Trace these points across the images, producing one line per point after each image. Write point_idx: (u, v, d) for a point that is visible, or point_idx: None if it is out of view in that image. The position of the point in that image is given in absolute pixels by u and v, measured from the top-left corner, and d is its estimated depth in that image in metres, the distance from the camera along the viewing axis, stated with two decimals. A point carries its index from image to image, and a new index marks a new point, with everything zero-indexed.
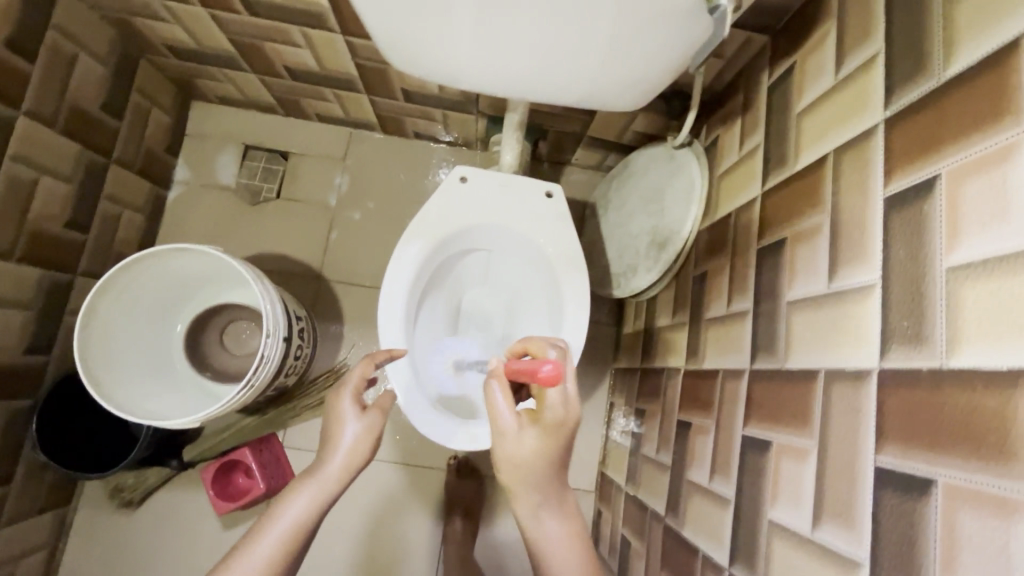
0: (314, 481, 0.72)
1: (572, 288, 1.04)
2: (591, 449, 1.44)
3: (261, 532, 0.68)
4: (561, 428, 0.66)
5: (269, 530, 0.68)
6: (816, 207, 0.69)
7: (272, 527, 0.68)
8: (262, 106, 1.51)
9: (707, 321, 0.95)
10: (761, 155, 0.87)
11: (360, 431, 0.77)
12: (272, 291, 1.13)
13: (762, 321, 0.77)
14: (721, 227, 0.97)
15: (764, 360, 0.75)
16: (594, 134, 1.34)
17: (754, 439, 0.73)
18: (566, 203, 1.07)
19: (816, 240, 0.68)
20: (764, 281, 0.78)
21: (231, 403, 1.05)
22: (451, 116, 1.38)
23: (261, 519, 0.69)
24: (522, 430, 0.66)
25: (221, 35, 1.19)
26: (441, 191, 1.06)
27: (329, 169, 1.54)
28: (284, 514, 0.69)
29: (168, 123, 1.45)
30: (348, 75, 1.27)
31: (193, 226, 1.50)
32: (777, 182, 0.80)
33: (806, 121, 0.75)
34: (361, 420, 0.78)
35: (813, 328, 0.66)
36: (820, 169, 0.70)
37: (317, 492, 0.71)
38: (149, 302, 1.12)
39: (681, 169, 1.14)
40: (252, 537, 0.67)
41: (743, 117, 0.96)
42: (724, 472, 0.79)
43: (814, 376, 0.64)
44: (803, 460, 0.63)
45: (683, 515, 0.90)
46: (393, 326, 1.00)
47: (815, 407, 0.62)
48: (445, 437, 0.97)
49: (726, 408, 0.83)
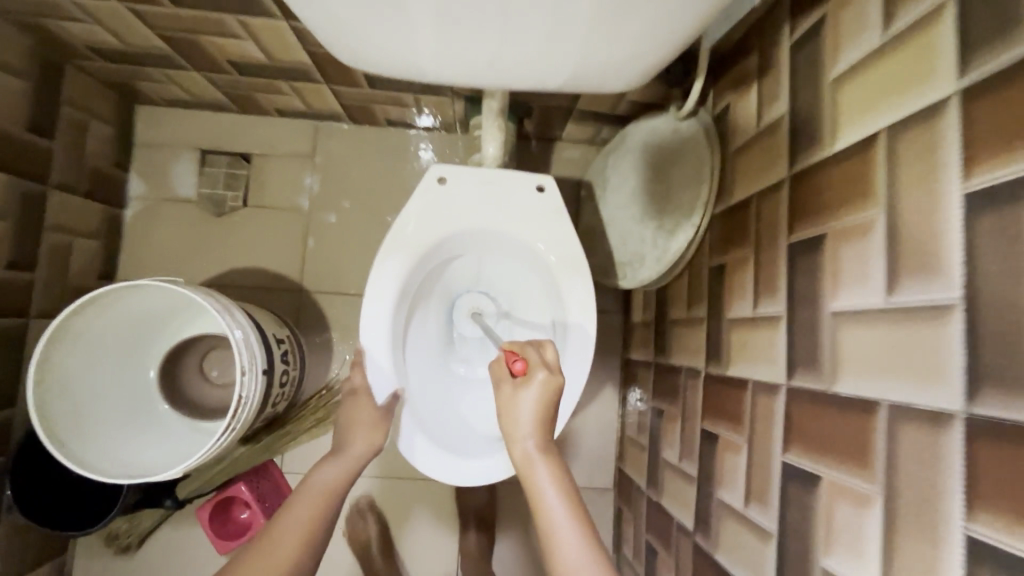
0: (336, 457, 0.82)
1: (575, 294, 0.93)
2: (606, 445, 1.36)
3: (297, 498, 0.76)
4: (544, 383, 0.73)
5: (303, 499, 0.75)
6: (865, 200, 0.57)
7: (306, 496, 0.76)
8: (215, 105, 1.36)
9: (730, 322, 0.85)
10: (787, 130, 0.73)
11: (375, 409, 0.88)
12: (244, 320, 1.03)
13: (800, 332, 0.66)
14: (740, 213, 0.85)
15: (805, 379, 0.64)
16: (586, 108, 1.19)
17: (799, 471, 0.64)
18: (559, 196, 0.95)
19: (868, 243, 0.56)
20: (800, 283, 0.67)
21: (213, 450, 0.96)
22: (424, 100, 1.23)
23: (296, 490, 0.77)
24: (518, 386, 0.74)
25: (149, 31, 1.03)
26: (417, 197, 0.93)
27: (297, 168, 1.40)
28: (312, 483, 0.78)
29: (112, 135, 1.30)
30: (301, 65, 1.12)
31: (156, 246, 1.37)
32: (810, 164, 0.67)
33: (847, 90, 0.62)
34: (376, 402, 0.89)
35: (869, 349, 0.55)
36: (869, 152, 0.57)
37: (341, 465, 0.81)
38: (111, 345, 1.02)
39: (688, 144, 1.01)
40: (289, 505, 0.75)
41: (760, 83, 0.82)
42: (763, 500, 0.71)
43: (875, 409, 0.53)
44: (865, 508, 0.53)
45: (715, 537, 0.82)
46: (382, 355, 0.90)
47: (877, 447, 0.52)
48: (447, 475, 0.89)
49: (761, 425, 0.73)
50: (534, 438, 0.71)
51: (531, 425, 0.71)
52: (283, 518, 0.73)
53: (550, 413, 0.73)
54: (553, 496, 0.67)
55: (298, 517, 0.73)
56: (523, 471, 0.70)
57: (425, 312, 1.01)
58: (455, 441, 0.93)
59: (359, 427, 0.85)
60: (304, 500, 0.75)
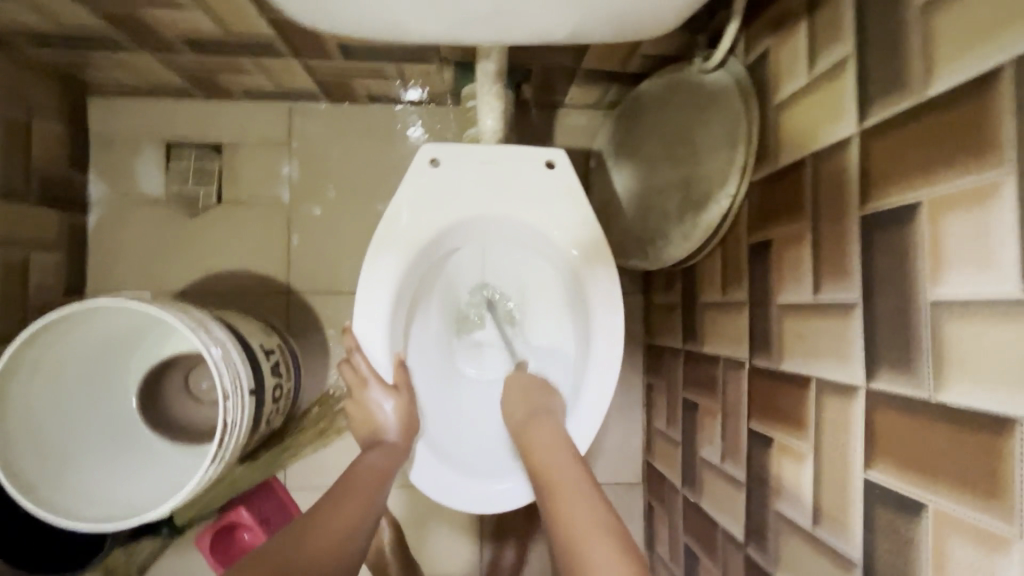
0: (377, 444, 0.77)
1: (598, 286, 0.81)
2: (632, 438, 1.26)
3: (343, 487, 0.71)
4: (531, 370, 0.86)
5: (350, 489, 0.70)
6: (982, 159, 0.44)
7: (353, 484, 0.71)
8: (174, 91, 1.21)
9: (782, 309, 0.73)
10: (854, 74, 0.60)
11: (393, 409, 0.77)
12: (224, 336, 0.91)
13: (882, 322, 0.54)
14: (789, 180, 0.72)
15: (893, 381, 0.53)
16: (593, 66, 1.04)
17: (891, 493, 0.53)
18: (573, 172, 0.82)
19: (987, 215, 0.44)
20: (882, 265, 0.55)
21: (201, 484, 0.85)
22: (408, 69, 1.08)
23: (341, 479, 0.73)
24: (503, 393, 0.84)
25: (81, 7, 0.88)
26: (407, 183, 0.80)
27: (273, 157, 1.26)
28: (357, 469, 0.74)
29: (62, 132, 1.16)
30: (264, 37, 0.97)
31: (125, 253, 1.24)
32: (891, 116, 0.54)
33: (947, 15, 0.48)
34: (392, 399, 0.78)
35: (995, 352, 0.43)
36: (987, 96, 0.44)
37: (385, 451, 0.76)
38: (78, 372, 0.91)
39: (718, 100, 0.87)
40: (336, 495, 0.69)
41: (811, 20, 0.68)
42: (839, 521, 0.60)
43: (1008, 429, 0.42)
44: (997, 551, 0.42)
45: (774, 553, 0.72)
46: (381, 370, 0.79)
47: (1013, 477, 0.41)
48: (467, 502, 0.79)
49: (832, 433, 0.61)
50: (527, 410, 0.79)
51: (524, 399, 0.81)
52: (330, 507, 0.67)
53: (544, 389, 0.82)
54: (584, 485, 0.66)
55: (357, 488, 0.70)
56: (520, 435, 0.76)
57: (427, 314, 0.89)
58: (472, 462, 0.83)
59: (388, 413, 0.77)
60: (351, 488, 0.70)
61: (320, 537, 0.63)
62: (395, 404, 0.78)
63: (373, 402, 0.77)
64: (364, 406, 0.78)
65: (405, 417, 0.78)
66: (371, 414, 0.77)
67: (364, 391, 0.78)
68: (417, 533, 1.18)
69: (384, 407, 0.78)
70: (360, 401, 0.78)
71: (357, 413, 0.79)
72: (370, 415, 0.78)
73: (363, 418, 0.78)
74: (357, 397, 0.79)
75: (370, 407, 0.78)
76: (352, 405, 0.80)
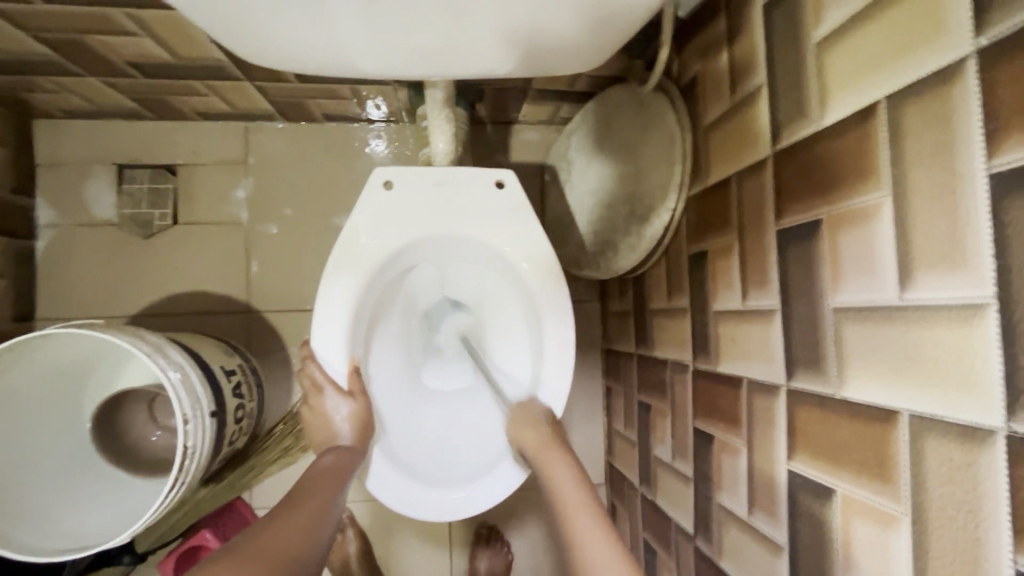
0: (332, 448, 0.78)
1: (549, 298, 0.85)
2: (594, 441, 1.30)
3: (301, 489, 0.69)
4: (556, 432, 0.78)
5: (311, 490, 0.69)
6: (866, 182, 0.50)
7: (313, 485, 0.70)
8: (123, 112, 1.20)
9: (717, 315, 0.78)
10: (767, 102, 0.66)
11: (348, 415, 0.79)
12: (179, 358, 0.91)
13: (797, 328, 0.60)
14: (718, 194, 0.79)
15: (808, 380, 0.58)
16: (543, 87, 1.09)
17: (812, 482, 0.58)
18: (521, 190, 0.86)
19: (873, 232, 0.49)
20: (793, 276, 0.61)
21: (158, 512, 0.84)
22: (363, 89, 1.10)
23: (297, 482, 0.71)
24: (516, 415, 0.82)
25: (24, 34, 0.88)
26: (362, 203, 0.83)
27: (229, 175, 1.26)
28: (315, 472, 0.73)
29: (7, 157, 1.13)
30: (215, 61, 0.98)
31: (78, 278, 1.22)
32: (795, 142, 0.60)
33: (836, 55, 0.55)
34: (347, 409, 0.80)
35: (881, 352, 0.49)
36: (869, 126, 0.50)
37: (340, 454, 0.77)
38: (30, 405, 0.89)
39: (656, 121, 0.93)
40: (294, 498, 0.67)
41: (731, 51, 0.75)
42: (770, 508, 0.65)
43: (895, 418, 0.47)
44: (892, 529, 0.48)
45: (718, 543, 0.77)
46: (338, 378, 0.80)
47: (901, 460, 0.47)
48: (428, 512, 0.81)
49: (759, 426, 0.67)
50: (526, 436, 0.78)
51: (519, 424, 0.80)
52: (292, 508, 0.65)
53: (571, 458, 0.74)
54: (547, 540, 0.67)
55: (315, 487, 0.70)
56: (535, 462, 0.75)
57: (388, 326, 0.92)
58: (432, 473, 0.85)
59: (342, 419, 0.79)
60: (309, 489, 0.69)
61: (283, 535, 0.60)
62: (352, 410, 0.80)
63: (328, 408, 0.79)
64: (322, 414, 0.80)
65: (361, 425, 0.80)
66: (330, 423, 0.79)
67: (322, 400, 0.80)
68: (385, 544, 1.19)
69: (341, 414, 0.79)
70: (318, 410, 0.80)
71: (313, 420, 0.80)
72: (327, 422, 0.80)
73: (319, 425, 0.80)
74: (313, 405, 0.81)
75: (329, 415, 0.79)
76: (308, 414, 0.82)
